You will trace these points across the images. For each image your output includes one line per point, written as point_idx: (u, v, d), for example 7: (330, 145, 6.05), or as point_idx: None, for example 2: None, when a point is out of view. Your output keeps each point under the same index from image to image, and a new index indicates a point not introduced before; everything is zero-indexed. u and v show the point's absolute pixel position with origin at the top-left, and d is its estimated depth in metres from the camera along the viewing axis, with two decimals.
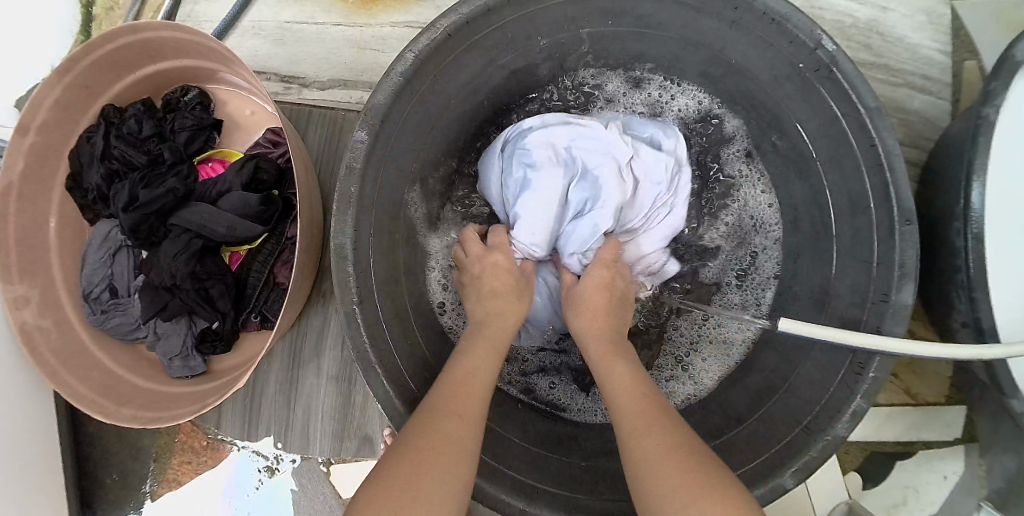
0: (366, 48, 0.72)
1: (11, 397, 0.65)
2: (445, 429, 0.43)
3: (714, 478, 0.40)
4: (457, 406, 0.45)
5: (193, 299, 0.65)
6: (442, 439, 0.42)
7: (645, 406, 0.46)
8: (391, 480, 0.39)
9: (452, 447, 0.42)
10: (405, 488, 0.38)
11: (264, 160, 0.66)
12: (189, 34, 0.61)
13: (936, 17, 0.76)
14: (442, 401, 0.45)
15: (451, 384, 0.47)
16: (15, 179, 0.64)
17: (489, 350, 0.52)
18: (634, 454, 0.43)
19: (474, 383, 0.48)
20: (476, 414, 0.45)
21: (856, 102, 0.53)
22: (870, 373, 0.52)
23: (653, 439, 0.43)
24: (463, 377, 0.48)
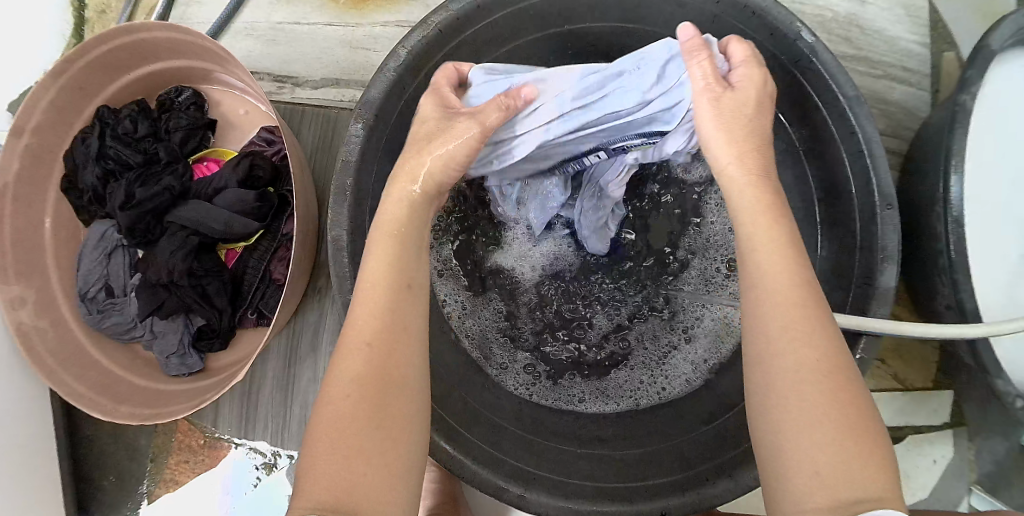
0: (358, 47, 0.73)
1: (6, 398, 0.65)
2: (370, 362, 0.37)
3: (863, 425, 0.34)
4: (372, 317, 0.38)
5: (190, 296, 0.65)
6: (371, 376, 0.37)
7: (794, 301, 0.37)
8: (334, 429, 0.35)
9: (389, 375, 0.37)
10: (343, 439, 0.35)
11: (259, 158, 0.67)
12: (184, 34, 0.62)
13: (914, 10, 0.79)
14: (360, 314, 0.38)
15: (366, 282, 0.39)
16: (10, 180, 0.65)
17: (410, 216, 0.42)
18: (773, 375, 0.36)
19: (390, 278, 0.39)
20: (399, 334, 0.39)
21: (836, 91, 0.55)
22: (857, 355, 0.54)
23: (792, 372, 0.35)
24: (367, 289, 0.39)
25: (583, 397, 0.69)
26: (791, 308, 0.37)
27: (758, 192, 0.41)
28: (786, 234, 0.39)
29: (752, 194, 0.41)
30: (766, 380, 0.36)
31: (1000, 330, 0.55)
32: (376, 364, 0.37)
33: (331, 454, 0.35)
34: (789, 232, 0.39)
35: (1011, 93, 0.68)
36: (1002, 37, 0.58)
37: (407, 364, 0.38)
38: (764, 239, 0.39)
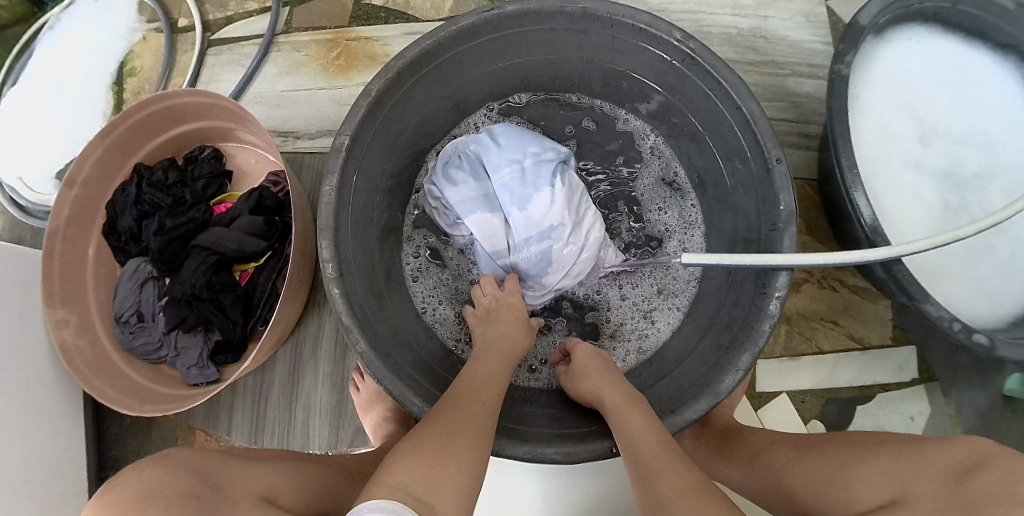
0: (343, 103, 0.90)
1: (40, 410, 0.75)
2: (471, 410, 0.54)
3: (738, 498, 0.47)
4: (475, 397, 0.56)
5: (209, 309, 0.77)
6: (467, 417, 0.53)
7: (655, 443, 0.53)
8: (425, 445, 0.49)
9: (478, 421, 0.53)
10: (438, 452, 0.48)
11: (267, 192, 0.82)
12: (205, 98, 0.80)
13: (813, 16, 0.90)
14: (460, 396, 0.56)
15: (467, 381, 0.59)
16: (60, 225, 0.80)
17: (498, 363, 0.63)
18: (665, 492, 0.49)
19: (484, 386, 0.59)
20: (492, 401, 0.57)
21: (718, 78, 0.66)
22: (776, 288, 0.61)
23: (672, 479, 0.50)
24: (481, 377, 0.60)
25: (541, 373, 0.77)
26: (656, 453, 0.53)
27: (616, 391, 0.60)
28: (641, 415, 0.57)
29: (641, 423, 0.56)
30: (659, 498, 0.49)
31: (904, 250, 0.59)
32: (465, 413, 0.53)
33: (425, 456, 0.47)
34: (642, 414, 0.57)
35: (896, 67, 0.78)
36: (868, 13, 0.70)
37: (481, 422, 0.53)
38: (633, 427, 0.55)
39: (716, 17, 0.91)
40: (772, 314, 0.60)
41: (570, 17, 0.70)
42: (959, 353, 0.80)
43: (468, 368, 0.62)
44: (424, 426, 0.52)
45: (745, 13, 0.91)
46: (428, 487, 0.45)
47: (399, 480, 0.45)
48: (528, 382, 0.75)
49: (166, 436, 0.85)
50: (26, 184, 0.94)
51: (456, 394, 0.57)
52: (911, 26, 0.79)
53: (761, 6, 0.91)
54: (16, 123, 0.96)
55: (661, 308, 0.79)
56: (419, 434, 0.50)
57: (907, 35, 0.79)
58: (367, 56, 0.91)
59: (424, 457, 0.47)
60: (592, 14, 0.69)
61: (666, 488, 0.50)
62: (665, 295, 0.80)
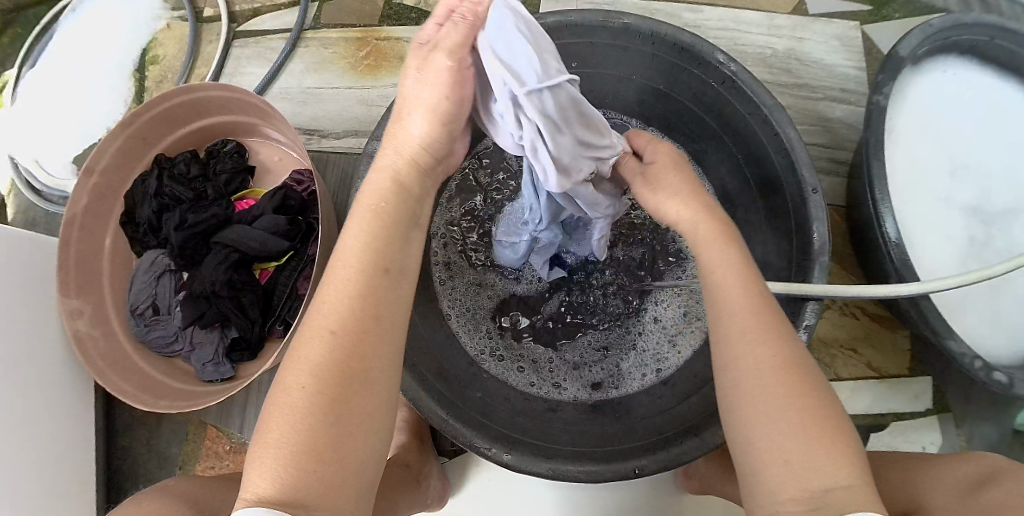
0: (372, 105, 0.89)
1: (54, 400, 0.74)
2: (360, 345, 0.40)
3: (829, 420, 0.40)
4: (346, 308, 0.41)
5: (227, 307, 0.76)
6: (358, 358, 0.40)
7: (753, 306, 0.45)
8: (307, 412, 0.38)
9: (367, 360, 0.40)
10: (321, 448, 0.37)
11: (291, 191, 0.81)
12: (233, 92, 0.79)
13: (846, 41, 0.92)
14: (327, 309, 0.41)
15: (335, 286, 0.42)
16: (78, 212, 0.79)
17: (369, 233, 0.44)
18: (749, 378, 0.42)
19: (362, 288, 0.42)
20: (382, 313, 0.42)
21: (756, 102, 0.66)
22: (805, 318, 0.61)
23: (753, 351, 0.43)
24: (347, 301, 0.42)
25: (561, 385, 0.76)
26: (743, 308, 0.45)
27: (695, 211, 0.52)
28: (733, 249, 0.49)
29: (725, 262, 0.48)
30: (734, 366, 0.43)
31: (933, 287, 0.60)
32: (344, 351, 0.40)
33: (307, 453, 0.37)
34: (723, 254, 0.48)
35: (927, 98, 0.82)
36: (906, 46, 0.72)
37: (375, 348, 0.41)
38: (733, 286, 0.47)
39: (750, 36, 0.93)
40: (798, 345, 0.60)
41: (612, 32, 0.70)
42: (972, 384, 0.82)
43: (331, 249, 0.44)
44: (296, 370, 0.40)
45: (780, 34, 0.93)
46: (326, 489, 0.37)
47: (297, 497, 0.36)
48: (547, 394, 0.75)
49: (176, 430, 0.83)
50: (43, 168, 0.93)
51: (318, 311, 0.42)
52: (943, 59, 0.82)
53: (798, 29, 0.93)
54: (39, 106, 0.96)
55: (684, 327, 0.78)
56: (286, 416, 0.38)
57: (937, 67, 0.82)
58: (396, 56, 0.90)
59: (313, 446, 0.37)
60: (635, 29, 0.69)
61: (750, 363, 0.43)
62: (688, 314, 0.79)
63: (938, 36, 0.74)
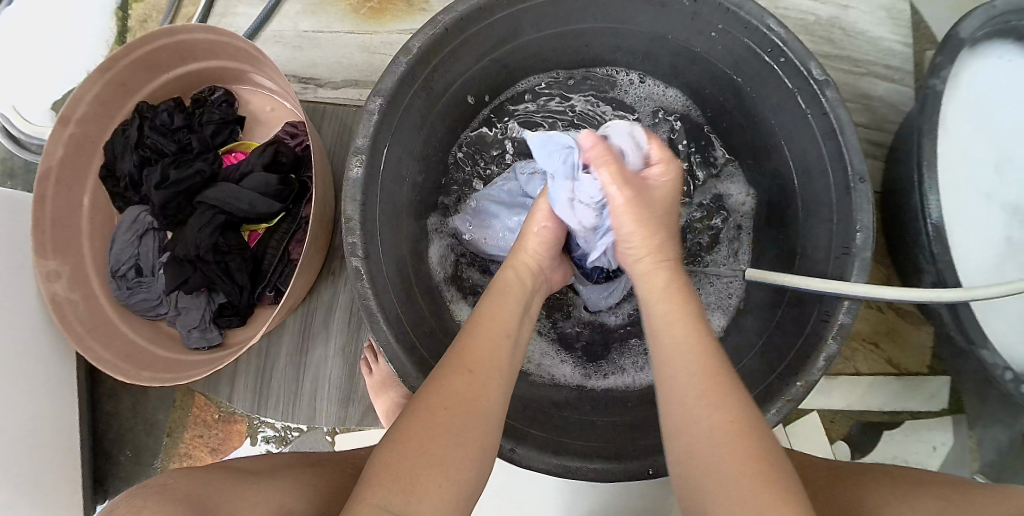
0: (373, 53, 0.81)
1: (34, 366, 0.70)
2: (455, 391, 0.42)
3: (766, 475, 0.37)
4: (473, 355, 0.45)
5: (214, 272, 0.70)
6: (454, 402, 0.41)
7: (699, 365, 0.41)
8: (416, 430, 0.40)
9: (468, 405, 0.41)
10: (406, 472, 0.37)
11: (284, 146, 0.73)
12: (220, 35, 0.71)
13: (895, 13, 0.83)
14: (461, 354, 0.45)
15: (468, 342, 0.46)
16: (54, 165, 0.72)
17: (506, 298, 0.52)
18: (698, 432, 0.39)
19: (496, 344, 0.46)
20: (491, 369, 0.44)
21: (805, 75, 0.59)
22: (838, 318, 0.55)
23: (693, 390, 0.41)
24: (470, 350, 0.45)
25: (567, 370, 0.71)
26: (683, 356, 0.43)
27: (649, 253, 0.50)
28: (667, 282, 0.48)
29: (662, 284, 0.48)
30: (688, 436, 0.40)
31: (976, 295, 0.54)
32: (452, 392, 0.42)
33: (393, 475, 0.37)
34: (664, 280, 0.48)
35: (981, 85, 0.74)
36: (971, 25, 0.64)
37: (490, 399, 0.43)
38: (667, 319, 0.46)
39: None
40: (830, 348, 0.55)
41: None
42: (992, 388, 0.78)
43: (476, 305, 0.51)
44: (417, 402, 0.42)
45: None
46: (411, 498, 0.36)
47: (382, 496, 0.36)
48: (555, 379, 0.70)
49: (164, 396, 0.81)
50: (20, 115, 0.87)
51: (444, 365, 0.44)
52: (997, 48, 0.74)
53: None
54: (17, 46, 0.89)
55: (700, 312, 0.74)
56: (391, 443, 0.39)
57: (994, 49, 0.74)
58: (403, 2, 0.82)
59: (404, 461, 0.38)
60: None
61: (687, 413, 0.41)
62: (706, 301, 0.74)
63: (1000, 16, 0.67)
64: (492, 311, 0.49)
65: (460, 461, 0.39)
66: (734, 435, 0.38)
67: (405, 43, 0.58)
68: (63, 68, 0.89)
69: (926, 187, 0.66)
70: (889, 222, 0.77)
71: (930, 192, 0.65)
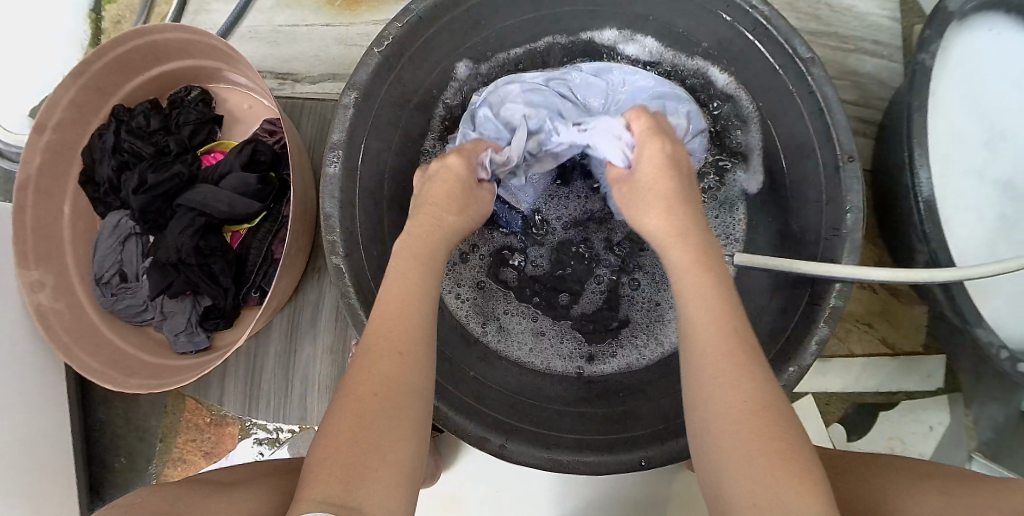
0: (350, 45, 0.80)
1: (23, 377, 0.70)
2: (386, 368, 0.40)
3: (788, 443, 0.36)
4: (388, 335, 0.42)
5: (197, 275, 0.70)
6: (383, 383, 0.40)
7: (723, 334, 0.41)
8: (342, 425, 0.38)
9: (395, 385, 0.40)
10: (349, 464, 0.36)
11: (261, 144, 0.72)
12: (191, 33, 0.69)
13: None
14: (371, 337, 0.43)
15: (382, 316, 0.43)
16: (32, 173, 0.71)
17: (408, 285, 0.45)
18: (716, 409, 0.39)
19: (406, 307, 0.44)
20: (420, 348, 0.43)
21: (791, 53, 0.57)
22: (829, 302, 0.55)
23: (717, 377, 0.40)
24: (392, 316, 0.44)
25: (561, 355, 0.70)
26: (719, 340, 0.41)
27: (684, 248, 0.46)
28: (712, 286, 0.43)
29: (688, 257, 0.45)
30: (706, 408, 0.40)
31: (972, 273, 0.54)
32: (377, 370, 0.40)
33: (333, 459, 0.36)
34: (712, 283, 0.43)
35: (972, 58, 0.72)
36: None
37: (406, 373, 0.41)
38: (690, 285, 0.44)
39: None
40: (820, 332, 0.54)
41: None
42: (988, 365, 0.77)
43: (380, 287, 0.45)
44: (346, 385, 0.41)
45: None
46: (354, 489, 0.35)
47: (321, 489, 0.34)
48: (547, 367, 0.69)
49: (155, 401, 0.81)
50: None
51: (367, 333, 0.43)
52: (989, 20, 0.72)
53: None
54: None
55: None
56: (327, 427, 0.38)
57: (984, 19, 0.72)
58: None
59: (343, 448, 0.37)
60: None
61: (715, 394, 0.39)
62: None
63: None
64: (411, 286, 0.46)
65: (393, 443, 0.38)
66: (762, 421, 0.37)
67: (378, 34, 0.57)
68: (38, 74, 0.87)
69: (917, 164, 0.64)
70: (880, 201, 0.76)
71: (920, 169, 0.64)
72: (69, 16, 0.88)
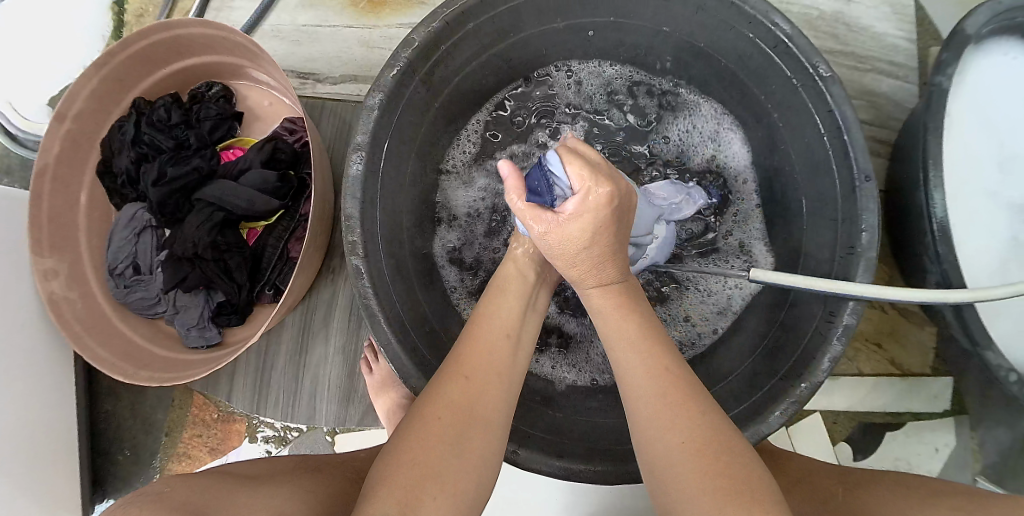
0: (373, 46, 0.80)
1: (33, 365, 0.70)
2: (475, 392, 0.43)
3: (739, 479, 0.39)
4: (482, 363, 0.45)
5: (213, 270, 0.70)
6: (472, 403, 0.43)
7: (652, 379, 0.44)
8: (429, 443, 0.40)
9: (483, 412, 0.43)
10: (429, 458, 0.39)
11: (282, 142, 0.72)
12: (216, 29, 0.69)
13: (900, 9, 0.82)
14: (471, 353, 0.46)
15: (477, 335, 0.47)
16: (50, 162, 0.72)
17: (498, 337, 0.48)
18: (655, 449, 0.42)
19: (503, 339, 0.47)
20: (505, 373, 0.46)
21: (811, 73, 0.58)
22: (843, 318, 0.55)
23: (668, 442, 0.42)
24: (482, 335, 0.47)
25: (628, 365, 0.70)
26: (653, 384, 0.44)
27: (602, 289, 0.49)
28: (636, 327, 0.47)
29: (607, 310, 0.48)
30: (648, 450, 0.43)
31: (985, 296, 0.54)
32: (464, 395, 0.43)
33: (415, 465, 0.39)
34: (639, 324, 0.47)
35: (986, 83, 0.73)
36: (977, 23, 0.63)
37: (492, 399, 0.44)
38: (615, 329, 0.48)
39: None
40: (834, 348, 0.54)
41: None
42: (995, 388, 0.77)
43: (486, 310, 0.50)
44: (431, 398, 0.43)
45: None
46: (428, 498, 0.38)
47: (395, 499, 0.37)
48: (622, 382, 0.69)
49: (162, 395, 0.81)
50: (18, 114, 0.86)
51: (458, 359, 0.46)
52: (1009, 42, 0.72)
53: None
54: (12, 40, 0.88)
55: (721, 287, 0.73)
56: (411, 428, 0.42)
57: (1002, 45, 0.73)
58: None
59: (426, 457, 0.39)
60: None
61: (650, 430, 0.43)
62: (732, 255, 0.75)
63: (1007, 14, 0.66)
64: (482, 344, 0.46)
65: (471, 463, 0.41)
66: (697, 445, 0.41)
67: (405, 39, 0.57)
68: (60, 62, 0.88)
69: (932, 185, 0.65)
70: (893, 222, 0.76)
71: (936, 190, 0.64)
72: (92, 6, 0.88)
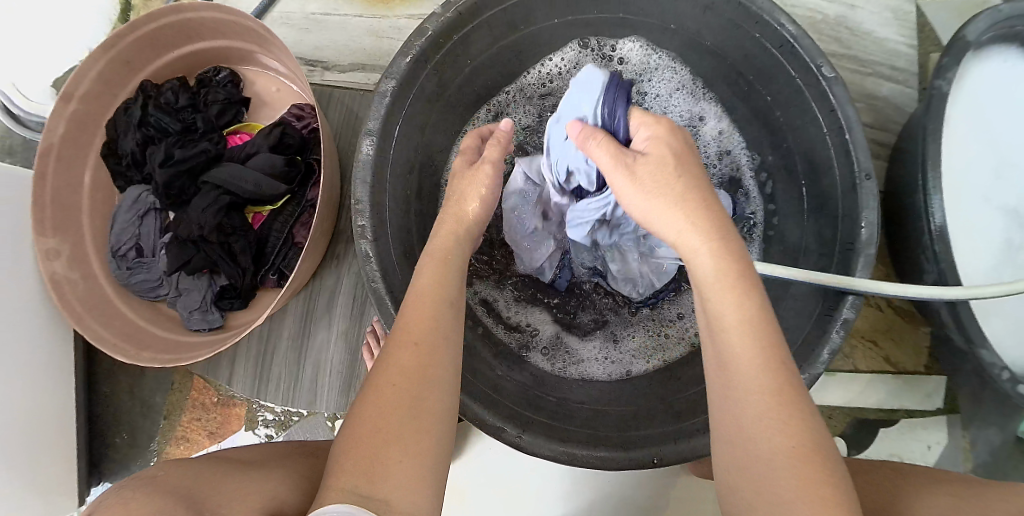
0: (382, 36, 0.81)
1: (32, 345, 0.69)
2: (403, 357, 0.42)
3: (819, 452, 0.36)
4: (414, 329, 0.44)
5: (218, 253, 0.70)
6: (400, 372, 0.42)
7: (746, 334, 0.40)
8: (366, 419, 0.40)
9: (417, 373, 0.42)
10: (371, 437, 0.39)
11: (290, 128, 0.72)
12: (227, 13, 0.70)
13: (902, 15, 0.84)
14: (401, 325, 0.44)
15: (413, 300, 0.46)
16: (55, 142, 0.71)
17: (432, 304, 0.46)
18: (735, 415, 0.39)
19: (429, 299, 0.46)
20: (436, 334, 0.44)
21: (816, 73, 0.59)
22: (843, 313, 0.55)
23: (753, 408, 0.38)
24: (416, 300, 0.46)
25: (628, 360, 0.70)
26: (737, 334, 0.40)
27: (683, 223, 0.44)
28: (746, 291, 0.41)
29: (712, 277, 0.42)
30: (725, 410, 0.40)
31: (979, 293, 0.55)
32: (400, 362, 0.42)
33: (359, 444, 0.39)
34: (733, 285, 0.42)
35: (985, 88, 0.74)
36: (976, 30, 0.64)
37: (424, 357, 0.42)
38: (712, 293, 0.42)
39: None
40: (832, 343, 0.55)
41: None
42: (987, 389, 0.79)
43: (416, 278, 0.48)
44: (370, 381, 0.42)
45: None
46: (377, 476, 0.37)
47: (349, 482, 0.37)
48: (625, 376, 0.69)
49: (161, 378, 0.80)
50: (21, 95, 0.86)
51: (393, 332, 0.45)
52: (1009, 48, 0.74)
53: None
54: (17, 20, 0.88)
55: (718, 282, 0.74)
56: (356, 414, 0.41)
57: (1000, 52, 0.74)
58: None
59: (368, 436, 0.39)
60: None
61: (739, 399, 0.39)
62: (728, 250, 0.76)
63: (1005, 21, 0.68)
64: (418, 306, 0.45)
65: (416, 431, 0.40)
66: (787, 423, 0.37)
67: (418, 28, 0.58)
68: (65, 44, 0.88)
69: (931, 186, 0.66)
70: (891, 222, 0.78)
71: (934, 190, 0.66)
72: None
